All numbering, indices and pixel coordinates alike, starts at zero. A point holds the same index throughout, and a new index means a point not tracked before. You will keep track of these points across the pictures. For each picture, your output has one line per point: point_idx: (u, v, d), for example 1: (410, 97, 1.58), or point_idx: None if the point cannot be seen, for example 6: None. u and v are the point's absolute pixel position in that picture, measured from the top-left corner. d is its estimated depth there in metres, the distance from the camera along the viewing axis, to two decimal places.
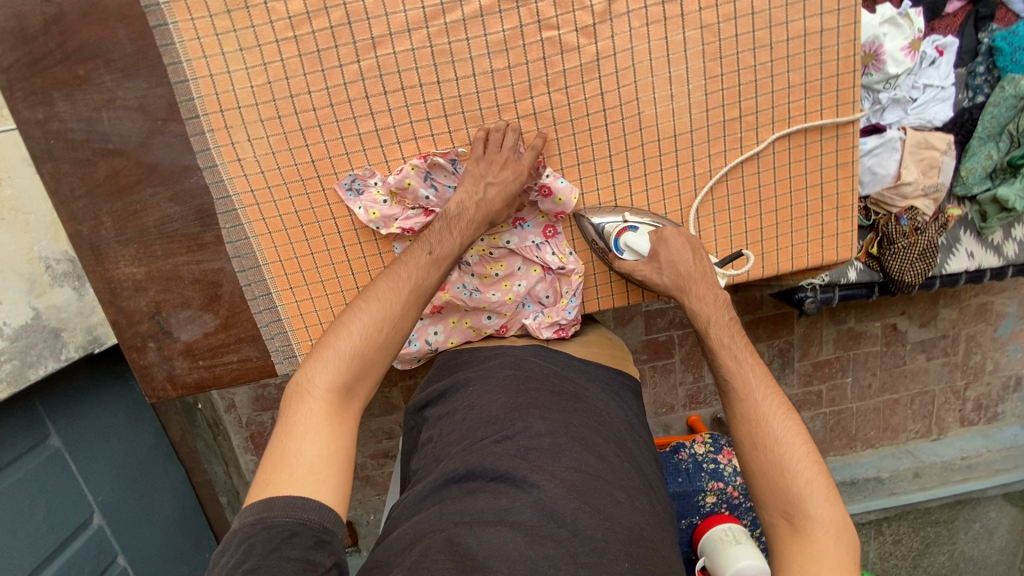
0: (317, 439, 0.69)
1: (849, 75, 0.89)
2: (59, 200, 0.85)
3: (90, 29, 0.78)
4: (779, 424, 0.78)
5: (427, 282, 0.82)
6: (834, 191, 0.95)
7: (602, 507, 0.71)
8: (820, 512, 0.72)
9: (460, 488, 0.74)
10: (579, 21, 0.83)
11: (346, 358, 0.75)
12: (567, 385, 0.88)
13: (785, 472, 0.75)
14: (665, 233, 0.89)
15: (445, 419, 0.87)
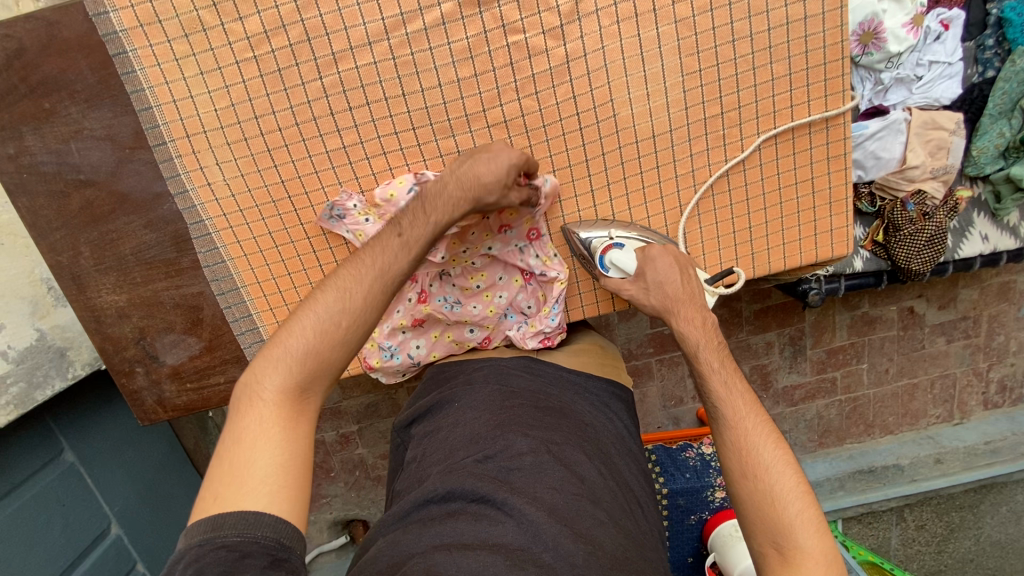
0: (268, 447, 0.60)
1: (836, 63, 0.84)
2: (36, 233, 0.85)
3: (51, 62, 0.78)
4: (769, 453, 0.74)
5: (397, 268, 0.71)
6: (826, 185, 0.91)
7: (584, 529, 0.69)
8: (811, 544, 0.68)
9: (438, 509, 0.71)
10: (545, 23, 0.80)
11: (301, 357, 0.65)
12: (553, 400, 0.86)
13: (775, 503, 0.71)
14: (651, 252, 0.86)
15: (430, 437, 0.84)
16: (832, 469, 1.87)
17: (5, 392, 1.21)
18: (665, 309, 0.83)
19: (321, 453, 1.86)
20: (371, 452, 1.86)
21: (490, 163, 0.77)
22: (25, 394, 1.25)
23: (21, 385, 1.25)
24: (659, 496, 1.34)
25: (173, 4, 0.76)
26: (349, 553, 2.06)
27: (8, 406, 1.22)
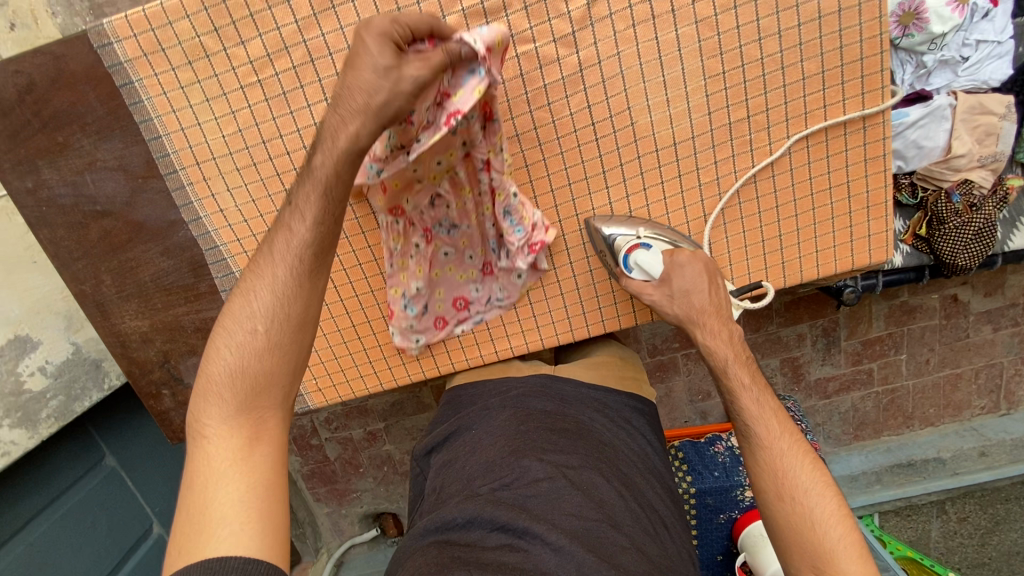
0: (221, 485, 0.57)
1: (875, 57, 0.77)
2: (59, 263, 0.86)
3: (61, 95, 0.78)
4: (805, 474, 0.70)
5: (297, 244, 0.64)
6: (863, 189, 0.85)
7: (611, 553, 0.66)
8: (854, 569, 0.64)
9: (458, 537, 0.69)
10: (556, 31, 0.76)
11: (231, 377, 0.61)
12: (568, 421, 0.84)
13: (814, 527, 0.67)
14: (678, 257, 0.81)
15: (446, 467, 0.83)
16: (869, 462, 1.81)
17: (45, 406, 1.26)
18: (688, 320, 0.80)
19: (350, 450, 1.89)
20: (397, 449, 1.88)
21: (360, 58, 0.61)
22: (64, 407, 1.30)
23: (60, 399, 1.30)
24: (686, 496, 1.27)
25: (175, 32, 0.75)
26: (382, 544, 2.10)
27: (50, 419, 1.28)
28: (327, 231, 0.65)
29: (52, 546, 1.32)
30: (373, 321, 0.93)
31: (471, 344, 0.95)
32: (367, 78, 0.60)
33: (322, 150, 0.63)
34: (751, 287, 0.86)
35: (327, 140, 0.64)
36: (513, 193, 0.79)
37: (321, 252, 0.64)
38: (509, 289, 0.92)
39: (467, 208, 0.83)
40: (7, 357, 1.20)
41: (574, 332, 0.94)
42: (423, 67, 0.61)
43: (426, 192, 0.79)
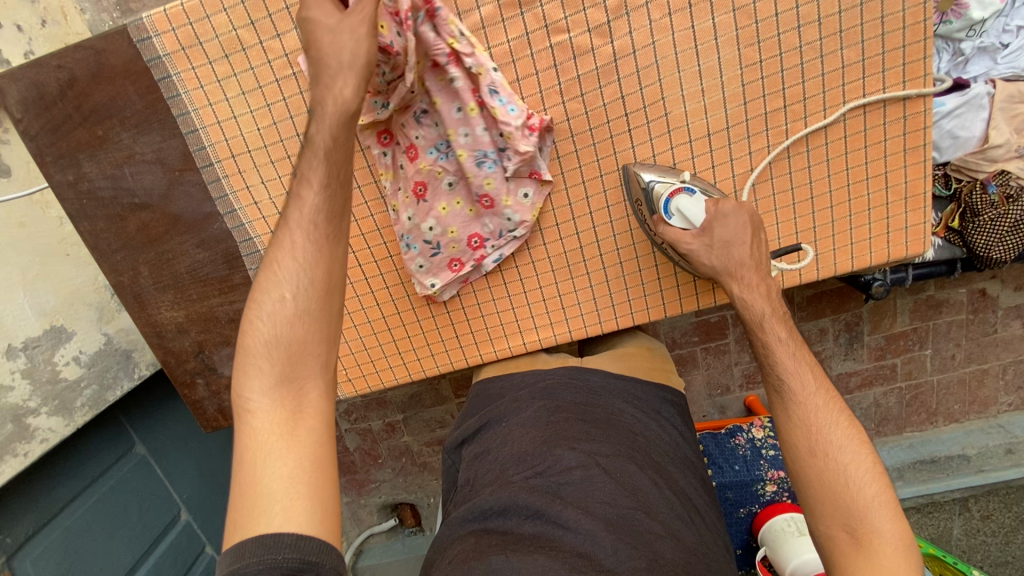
0: (271, 457, 0.57)
1: (918, 44, 0.76)
2: (99, 255, 0.88)
3: (101, 89, 0.79)
4: (841, 434, 0.70)
5: (309, 210, 0.65)
6: (901, 180, 0.83)
7: (647, 539, 0.66)
8: (886, 527, 0.65)
9: (492, 522, 0.71)
10: (591, 20, 0.76)
11: (267, 348, 0.62)
12: (599, 410, 0.83)
13: (848, 485, 0.67)
14: (723, 206, 0.77)
15: (480, 458, 0.83)
16: (890, 458, 1.79)
17: (80, 394, 1.30)
18: (725, 273, 0.77)
19: (369, 440, 1.91)
20: (416, 440, 1.90)
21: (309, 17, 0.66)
22: (98, 395, 1.34)
23: (94, 388, 1.33)
24: None
25: (213, 26, 0.76)
26: (399, 534, 2.13)
27: (85, 407, 1.31)
28: (337, 194, 0.66)
29: (88, 530, 1.35)
30: (403, 312, 0.94)
31: (499, 335, 0.95)
32: (326, 40, 0.65)
33: (316, 117, 0.65)
34: (786, 248, 0.83)
35: (321, 109, 0.66)
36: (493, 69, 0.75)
37: (334, 215, 0.66)
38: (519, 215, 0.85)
39: (446, 122, 0.78)
40: (44, 347, 1.23)
41: (602, 325, 0.93)
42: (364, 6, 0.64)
43: (410, 109, 0.79)
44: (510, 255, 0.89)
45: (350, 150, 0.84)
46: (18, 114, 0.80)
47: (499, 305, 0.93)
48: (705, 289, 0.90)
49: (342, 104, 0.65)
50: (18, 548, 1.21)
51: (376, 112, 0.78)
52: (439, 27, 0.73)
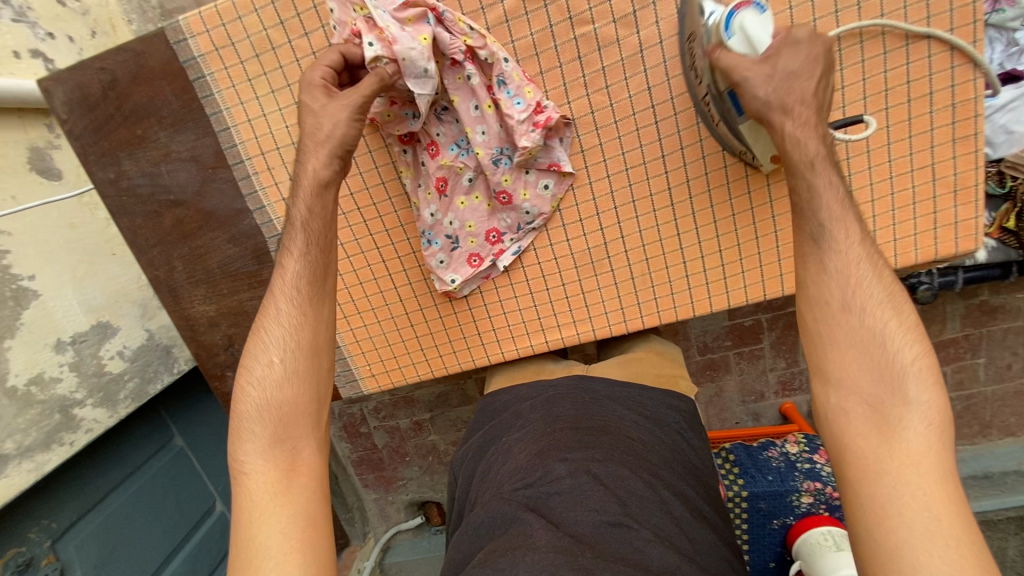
0: (267, 516, 0.61)
1: (967, 27, 0.72)
2: (137, 250, 0.91)
3: (140, 90, 0.82)
4: (879, 295, 0.61)
5: (294, 277, 0.70)
6: (950, 171, 0.78)
7: (637, 548, 0.57)
8: (922, 398, 0.56)
9: (492, 538, 0.63)
10: (616, 11, 0.75)
11: (259, 413, 0.66)
12: (595, 417, 0.76)
13: (882, 343, 0.59)
14: (796, 33, 0.63)
15: (483, 476, 0.78)
16: None
17: (124, 387, 1.36)
18: (778, 107, 0.62)
19: (397, 438, 1.93)
20: (442, 439, 1.90)
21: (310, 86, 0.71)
22: (139, 388, 1.40)
23: (136, 380, 1.40)
24: (738, 500, 1.20)
25: (244, 26, 0.78)
26: (426, 532, 2.14)
27: (127, 399, 1.36)
28: (319, 259, 0.71)
29: (128, 519, 1.40)
30: (426, 308, 0.94)
31: (520, 333, 0.94)
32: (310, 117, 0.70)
33: (294, 194, 0.71)
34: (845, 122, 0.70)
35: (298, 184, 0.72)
36: (504, 59, 0.75)
37: (316, 278, 0.71)
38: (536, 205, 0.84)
39: (463, 120, 0.77)
40: (90, 341, 1.29)
41: (627, 324, 0.90)
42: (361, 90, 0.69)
43: (435, 106, 0.79)
44: (528, 248, 0.88)
45: (371, 146, 0.84)
46: (64, 114, 0.84)
47: (520, 303, 0.92)
48: (736, 287, 0.87)
49: (305, 182, 0.71)
50: (62, 532, 1.26)
51: (408, 123, 0.79)
52: (448, 29, 0.73)
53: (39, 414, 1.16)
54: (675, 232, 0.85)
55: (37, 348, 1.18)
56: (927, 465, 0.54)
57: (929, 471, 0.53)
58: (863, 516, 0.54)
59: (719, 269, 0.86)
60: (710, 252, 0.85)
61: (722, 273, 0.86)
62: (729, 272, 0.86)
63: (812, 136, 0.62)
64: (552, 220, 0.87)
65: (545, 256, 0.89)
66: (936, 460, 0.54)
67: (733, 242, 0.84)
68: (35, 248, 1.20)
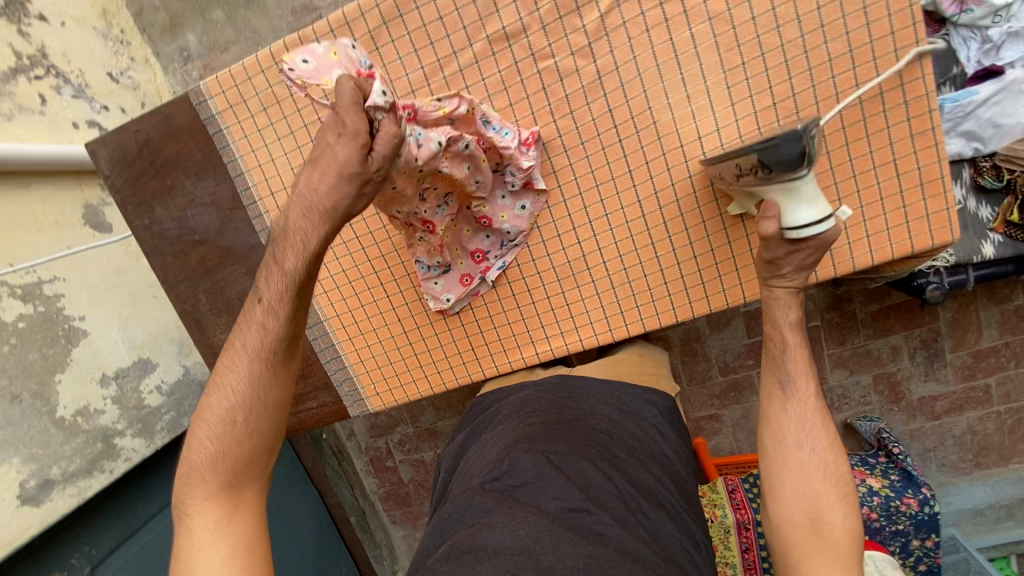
0: (208, 548, 0.68)
1: (908, 29, 0.75)
2: (168, 286, 1.03)
3: (169, 146, 0.95)
4: (825, 438, 0.76)
5: (271, 341, 0.71)
6: (913, 166, 0.80)
7: (598, 530, 0.66)
8: (842, 519, 0.72)
9: (458, 528, 0.72)
10: (573, 45, 0.82)
11: (212, 464, 0.71)
12: (569, 412, 0.85)
13: (820, 478, 0.75)
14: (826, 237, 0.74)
15: (465, 467, 0.86)
16: (995, 494, 1.85)
17: (160, 418, 1.50)
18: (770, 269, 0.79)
19: (421, 471, 2.06)
20: None
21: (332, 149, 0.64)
22: (174, 421, 1.54)
23: (172, 414, 1.54)
24: None
25: (254, 85, 0.90)
26: None
27: (162, 430, 1.50)
28: (298, 322, 0.71)
29: (161, 547, 1.50)
30: (422, 326, 1.00)
31: (512, 346, 0.99)
32: (330, 182, 0.64)
33: (289, 250, 0.67)
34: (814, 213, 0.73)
35: (290, 241, 0.67)
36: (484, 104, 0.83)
37: (295, 342, 0.72)
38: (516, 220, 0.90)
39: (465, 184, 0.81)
40: (132, 376, 1.46)
41: (612, 332, 0.95)
42: (382, 144, 0.64)
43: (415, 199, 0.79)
44: (512, 264, 0.95)
45: None
46: (107, 171, 0.98)
47: (509, 316, 0.97)
48: (716, 291, 0.91)
49: (310, 248, 0.67)
50: (100, 560, 1.35)
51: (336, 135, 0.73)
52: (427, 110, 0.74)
53: (83, 443, 1.29)
54: (648, 241, 0.90)
55: (85, 382, 1.34)
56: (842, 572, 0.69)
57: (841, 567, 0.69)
58: None
59: (696, 273, 0.90)
60: (684, 258, 0.89)
61: (699, 278, 0.90)
62: (707, 276, 0.90)
63: (795, 304, 0.80)
64: (533, 236, 0.93)
65: (527, 272, 0.95)
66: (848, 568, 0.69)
67: (706, 248, 0.88)
68: (86, 292, 1.40)
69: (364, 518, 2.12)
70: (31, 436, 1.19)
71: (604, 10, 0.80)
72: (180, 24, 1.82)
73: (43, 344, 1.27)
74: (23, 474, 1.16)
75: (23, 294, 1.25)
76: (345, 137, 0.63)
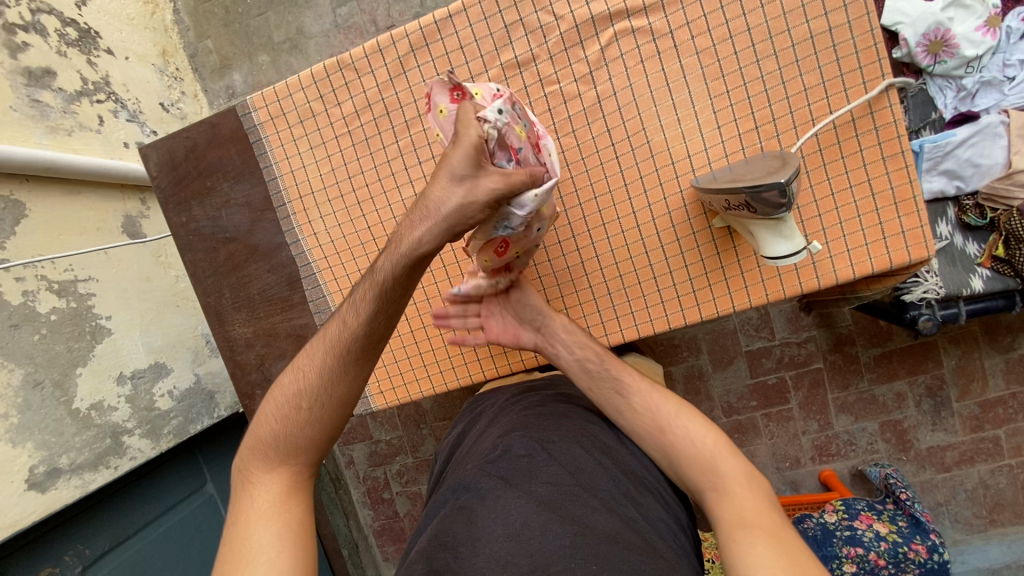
0: (268, 522, 0.73)
1: (874, 64, 0.84)
2: (195, 280, 1.11)
3: (213, 152, 1.06)
4: (678, 408, 0.83)
5: (348, 335, 0.76)
6: (886, 186, 0.87)
7: (577, 515, 0.68)
8: (733, 472, 0.76)
9: (457, 497, 0.74)
10: (576, 72, 0.93)
11: (275, 443, 0.77)
12: (560, 406, 0.88)
13: (694, 448, 0.79)
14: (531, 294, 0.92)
15: (461, 456, 0.89)
16: (1013, 554, 1.75)
17: (168, 422, 1.54)
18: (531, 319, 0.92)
19: (418, 506, 2.04)
20: None
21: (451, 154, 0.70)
22: (182, 426, 1.58)
23: (180, 419, 1.58)
24: None
25: (294, 100, 1.02)
26: None
27: (169, 434, 1.53)
28: (376, 325, 0.76)
29: (155, 555, 1.50)
30: (428, 326, 1.06)
31: (512, 348, 1.04)
32: (443, 185, 0.70)
33: (386, 253, 0.73)
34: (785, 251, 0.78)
35: (393, 247, 0.74)
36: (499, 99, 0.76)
37: (369, 343, 0.77)
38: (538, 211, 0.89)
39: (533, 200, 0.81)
40: (147, 378, 1.51)
41: (608, 337, 1.00)
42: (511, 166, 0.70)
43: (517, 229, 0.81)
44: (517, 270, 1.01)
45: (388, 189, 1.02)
46: (155, 173, 1.08)
47: None
48: (706, 300, 0.96)
49: (401, 251, 0.72)
50: (93, 561, 1.37)
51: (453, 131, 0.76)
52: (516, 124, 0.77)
53: (93, 436, 1.33)
54: (643, 250, 0.96)
55: (103, 378, 1.39)
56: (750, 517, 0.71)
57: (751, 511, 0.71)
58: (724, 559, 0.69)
59: (688, 283, 0.96)
60: (677, 267, 0.95)
61: (690, 286, 0.96)
62: (698, 286, 0.96)
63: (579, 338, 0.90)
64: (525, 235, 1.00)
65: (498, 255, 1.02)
66: (755, 511, 0.71)
67: (697, 258, 0.94)
68: (115, 294, 1.49)
69: (356, 552, 2.06)
70: (47, 424, 1.24)
71: (604, 44, 0.91)
72: (228, 66, 2.02)
73: (71, 337, 1.34)
74: (34, 459, 1.20)
75: (59, 289, 1.35)
76: (458, 143, 0.69)
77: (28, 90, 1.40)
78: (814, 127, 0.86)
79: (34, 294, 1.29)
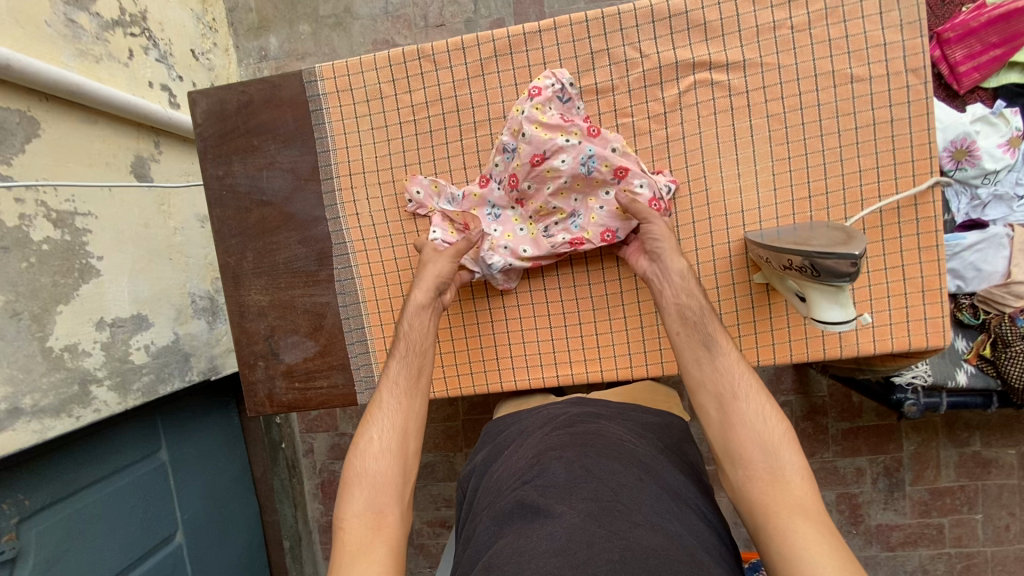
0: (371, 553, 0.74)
1: (926, 160, 0.90)
2: (219, 237, 1.07)
3: (268, 111, 1.03)
4: (757, 383, 0.82)
5: (395, 375, 0.92)
6: (917, 274, 0.92)
7: (620, 529, 0.66)
8: (792, 459, 0.76)
9: (506, 525, 0.72)
10: (651, 110, 0.95)
11: (363, 475, 0.82)
12: (588, 424, 0.89)
13: (757, 430, 0.78)
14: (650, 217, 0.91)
15: (506, 463, 0.88)
16: None
17: (139, 378, 1.45)
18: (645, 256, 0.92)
19: None
20: (418, 516, 1.94)
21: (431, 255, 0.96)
22: (152, 385, 1.49)
23: (151, 377, 1.49)
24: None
25: (364, 78, 1.01)
26: None
27: (138, 391, 1.44)
28: (417, 362, 0.93)
29: (96, 518, 1.39)
30: (458, 330, 1.06)
31: (537, 365, 1.05)
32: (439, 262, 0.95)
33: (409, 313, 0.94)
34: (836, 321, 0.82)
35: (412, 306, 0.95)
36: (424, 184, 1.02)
37: (412, 375, 0.92)
38: (560, 80, 0.93)
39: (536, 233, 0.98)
40: (126, 328, 1.42)
41: (632, 369, 1.02)
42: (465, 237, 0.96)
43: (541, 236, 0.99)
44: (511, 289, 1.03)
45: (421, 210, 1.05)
46: (200, 120, 1.05)
47: (541, 336, 1.04)
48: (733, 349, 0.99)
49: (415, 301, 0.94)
50: (31, 513, 1.25)
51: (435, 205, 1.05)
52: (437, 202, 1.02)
53: (61, 380, 1.24)
54: None
55: (82, 320, 1.31)
56: (807, 509, 0.71)
57: (808, 503, 0.72)
58: (773, 544, 0.70)
59: None
60: None
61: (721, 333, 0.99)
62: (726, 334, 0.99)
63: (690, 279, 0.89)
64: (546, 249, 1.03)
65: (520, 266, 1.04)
66: (812, 505, 0.72)
67: (732, 308, 0.98)
68: (111, 235, 1.41)
69: (297, 546, 2.07)
70: (17, 358, 1.15)
71: (683, 89, 0.94)
72: (266, 27, 1.98)
73: (58, 272, 1.26)
74: None
75: (56, 219, 1.26)
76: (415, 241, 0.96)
77: (65, 8, 1.33)
78: (863, 208, 0.92)
79: (31, 219, 1.20)
